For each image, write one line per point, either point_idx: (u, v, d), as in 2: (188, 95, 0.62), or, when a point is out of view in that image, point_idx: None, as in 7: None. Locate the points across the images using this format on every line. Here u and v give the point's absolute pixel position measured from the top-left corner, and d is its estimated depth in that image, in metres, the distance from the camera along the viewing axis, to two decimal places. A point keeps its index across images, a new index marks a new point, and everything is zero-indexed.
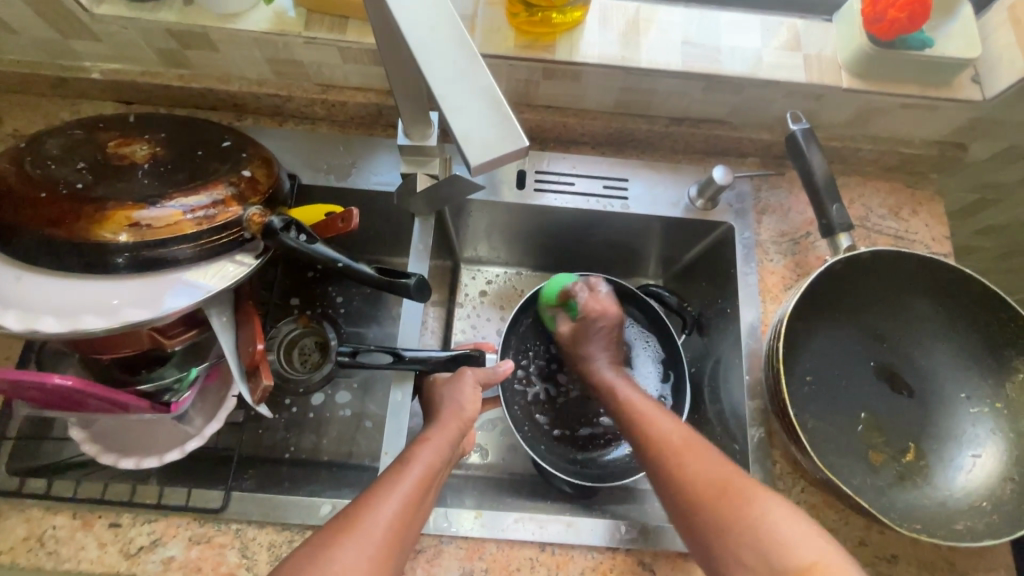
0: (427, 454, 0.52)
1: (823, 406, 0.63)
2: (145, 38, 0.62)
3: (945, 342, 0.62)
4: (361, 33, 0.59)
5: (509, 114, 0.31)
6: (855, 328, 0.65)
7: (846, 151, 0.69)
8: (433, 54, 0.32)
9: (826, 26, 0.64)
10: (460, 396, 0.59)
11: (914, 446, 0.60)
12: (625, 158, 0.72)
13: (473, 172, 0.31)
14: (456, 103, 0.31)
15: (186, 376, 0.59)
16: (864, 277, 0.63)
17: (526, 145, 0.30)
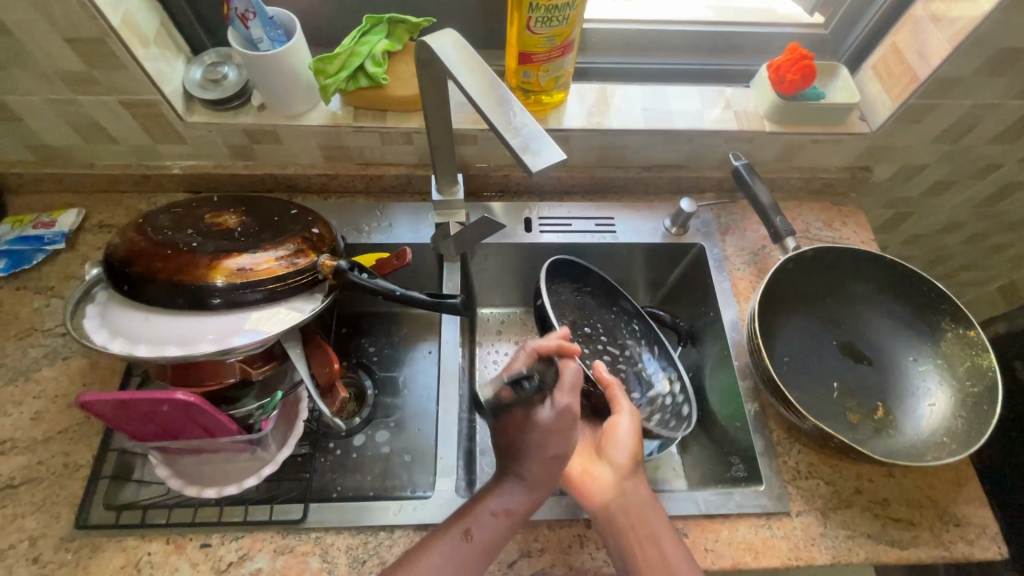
0: (501, 501, 0.57)
1: (802, 381, 0.75)
2: (223, 138, 0.77)
3: (887, 317, 0.77)
4: (398, 121, 0.77)
5: (547, 141, 0.45)
6: (815, 315, 0.79)
7: (780, 180, 0.88)
8: (495, 113, 0.46)
9: (746, 90, 0.84)
10: (547, 430, 0.58)
11: (884, 402, 0.73)
12: (609, 202, 0.89)
13: (531, 176, 0.43)
14: (514, 135, 0.45)
15: (270, 401, 0.68)
16: (814, 272, 0.78)
17: (566, 154, 0.43)
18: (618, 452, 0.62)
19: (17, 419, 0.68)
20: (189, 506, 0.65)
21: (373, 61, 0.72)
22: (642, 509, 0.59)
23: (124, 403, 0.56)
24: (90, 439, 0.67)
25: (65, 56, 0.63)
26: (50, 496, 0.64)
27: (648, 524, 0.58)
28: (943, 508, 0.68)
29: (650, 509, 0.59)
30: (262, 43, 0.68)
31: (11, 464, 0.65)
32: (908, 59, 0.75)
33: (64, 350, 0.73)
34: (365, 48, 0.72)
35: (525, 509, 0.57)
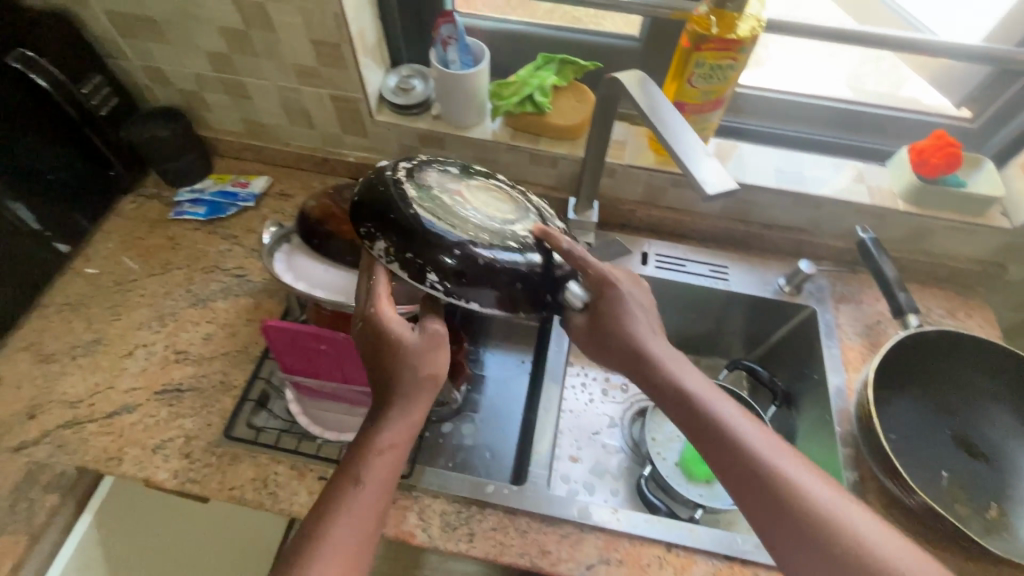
0: (389, 435, 0.52)
1: (910, 462, 0.73)
2: (399, 137, 0.90)
3: (1012, 416, 0.74)
4: (549, 146, 0.86)
5: (722, 174, 0.51)
6: (931, 398, 0.77)
7: (905, 260, 0.88)
8: (676, 144, 0.54)
9: (882, 169, 0.87)
10: (424, 352, 0.55)
11: (1000, 503, 0.70)
12: (725, 252, 0.92)
13: (704, 193, 0.48)
14: (693, 161, 0.51)
15: None
16: (940, 357, 0.77)
17: (740, 184, 0.49)
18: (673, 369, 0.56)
19: (192, 336, 0.80)
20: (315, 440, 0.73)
21: (541, 92, 0.82)
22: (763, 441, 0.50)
23: (292, 331, 0.65)
24: (244, 365, 0.78)
25: (305, 53, 0.78)
26: (207, 405, 0.74)
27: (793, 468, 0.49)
28: None
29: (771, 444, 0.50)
30: (454, 65, 0.81)
31: (182, 371, 0.77)
32: None
33: (237, 288, 0.85)
34: (536, 80, 0.83)
35: (403, 435, 0.53)
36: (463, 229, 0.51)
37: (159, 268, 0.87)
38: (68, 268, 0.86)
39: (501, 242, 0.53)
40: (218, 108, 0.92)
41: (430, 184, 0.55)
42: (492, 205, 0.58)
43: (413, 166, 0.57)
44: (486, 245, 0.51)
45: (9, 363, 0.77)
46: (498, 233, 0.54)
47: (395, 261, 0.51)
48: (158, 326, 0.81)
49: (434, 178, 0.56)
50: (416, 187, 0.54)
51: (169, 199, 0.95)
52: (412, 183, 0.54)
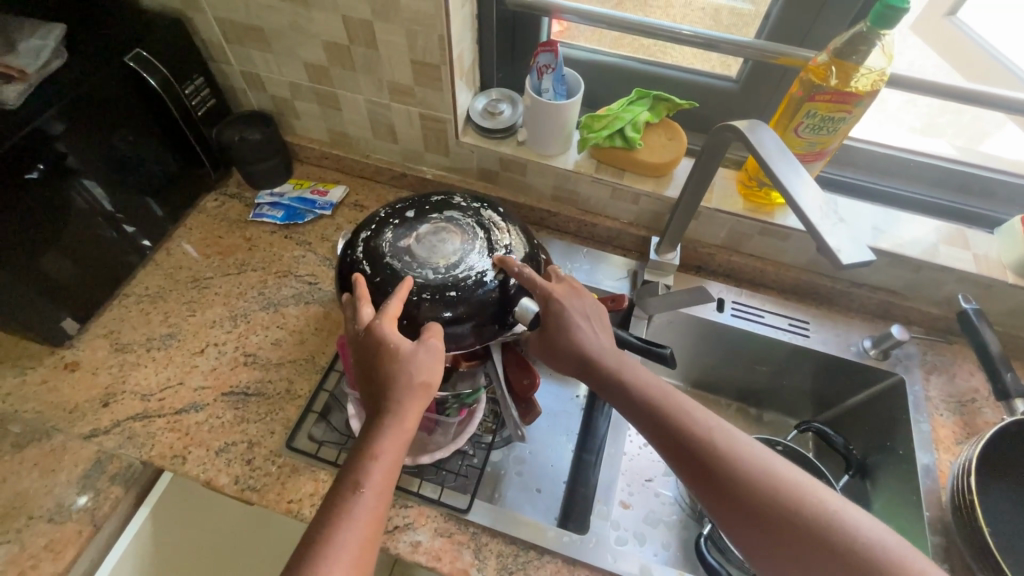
0: (385, 444, 0.54)
1: (1013, 561, 0.67)
2: (480, 159, 0.90)
3: None
4: (634, 181, 0.84)
5: (858, 241, 0.50)
6: None
7: (1005, 335, 0.82)
8: (801, 203, 0.52)
9: (989, 236, 0.81)
10: (418, 362, 0.57)
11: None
12: (806, 306, 0.88)
13: (840, 265, 0.48)
14: (824, 228, 0.50)
15: (467, 394, 0.72)
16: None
17: (877, 257, 0.48)
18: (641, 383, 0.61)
19: (262, 339, 0.81)
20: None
21: (632, 127, 0.81)
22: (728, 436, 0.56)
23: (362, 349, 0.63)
24: (310, 375, 0.78)
25: (403, 72, 0.79)
26: (271, 411, 0.74)
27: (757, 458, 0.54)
28: None
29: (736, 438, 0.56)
30: (546, 93, 0.81)
31: (249, 374, 0.77)
32: None
33: (307, 295, 0.86)
34: (629, 115, 0.81)
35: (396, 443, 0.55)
36: (420, 296, 0.64)
37: (235, 267, 0.88)
38: (149, 260, 0.88)
39: (454, 297, 0.64)
40: (307, 116, 0.94)
41: (388, 254, 0.67)
42: (455, 249, 0.67)
43: (380, 234, 0.69)
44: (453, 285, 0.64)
45: (88, 349, 0.79)
46: (450, 288, 0.64)
47: None
48: (229, 326, 0.82)
49: (401, 241, 0.68)
50: (373, 260, 0.67)
51: (249, 200, 0.97)
52: (368, 258, 0.67)
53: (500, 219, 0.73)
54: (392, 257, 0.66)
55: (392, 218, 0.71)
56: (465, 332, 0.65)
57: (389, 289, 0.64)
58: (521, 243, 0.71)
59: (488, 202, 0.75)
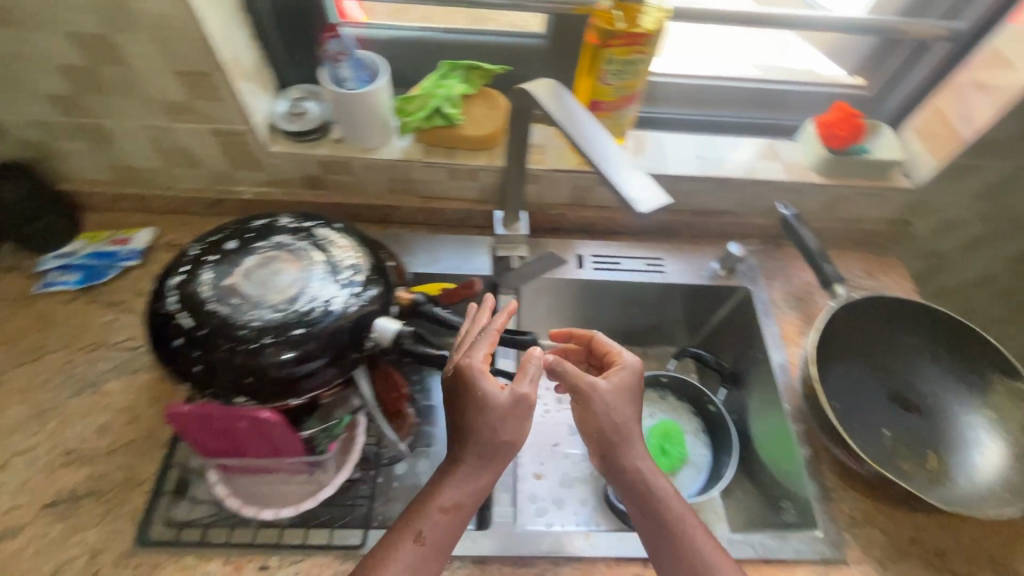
0: (455, 496, 0.55)
1: (855, 424, 0.76)
2: (298, 167, 0.81)
3: (934, 366, 0.79)
4: (467, 158, 0.81)
5: (654, 186, 0.49)
6: (865, 362, 0.80)
7: (822, 229, 0.92)
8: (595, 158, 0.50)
9: (793, 144, 0.88)
10: (504, 414, 0.56)
11: (942, 453, 0.73)
12: (658, 243, 0.92)
13: (638, 214, 0.47)
14: (619, 180, 0.49)
15: (337, 424, 0.68)
16: (861, 322, 0.81)
17: (671, 200, 0.47)
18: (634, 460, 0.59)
19: (83, 430, 0.69)
20: (275, 526, 0.65)
21: (450, 103, 0.77)
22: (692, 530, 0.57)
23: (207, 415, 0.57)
24: (153, 454, 0.68)
25: (171, 87, 0.68)
26: (112, 509, 0.64)
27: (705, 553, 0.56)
28: (1001, 563, 0.68)
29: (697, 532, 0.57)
30: (348, 82, 0.74)
31: (75, 475, 0.66)
32: (952, 122, 0.79)
33: (131, 364, 0.74)
34: (443, 91, 0.77)
35: (473, 497, 0.56)
36: (260, 340, 0.56)
37: (29, 354, 0.74)
38: None
39: (301, 333, 0.57)
40: (76, 157, 0.79)
41: (210, 299, 0.58)
42: (293, 279, 0.60)
43: (197, 276, 0.60)
44: (298, 321, 0.58)
45: None
46: (295, 324, 0.58)
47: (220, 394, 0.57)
48: (36, 425, 0.69)
49: (224, 280, 0.59)
50: (192, 309, 0.57)
51: (31, 270, 0.81)
52: (187, 308, 0.58)
53: (338, 236, 0.67)
54: (217, 301, 0.58)
55: (209, 257, 0.62)
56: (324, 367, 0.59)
57: (220, 340, 0.56)
58: (366, 258, 0.66)
59: (320, 219, 0.69)
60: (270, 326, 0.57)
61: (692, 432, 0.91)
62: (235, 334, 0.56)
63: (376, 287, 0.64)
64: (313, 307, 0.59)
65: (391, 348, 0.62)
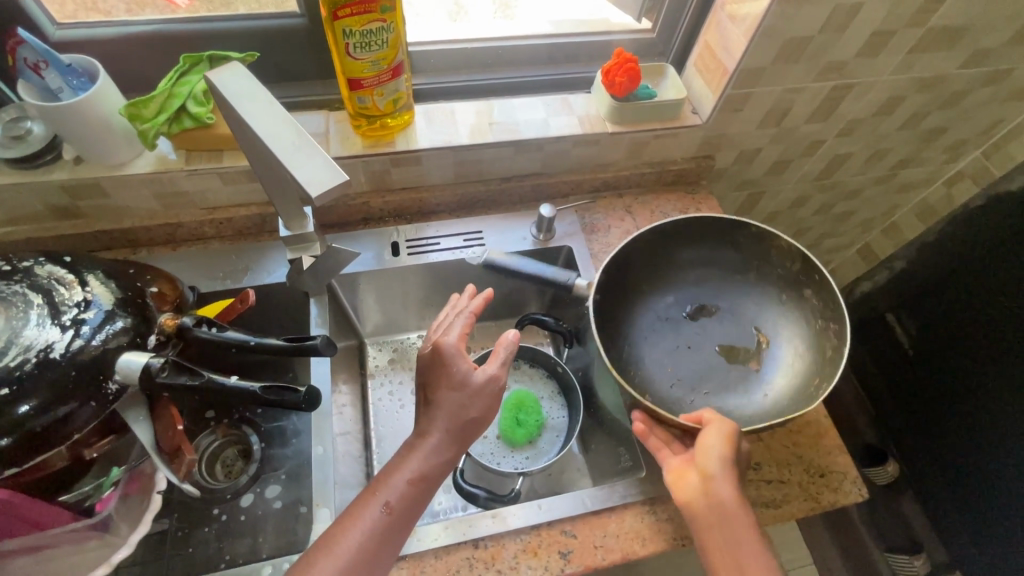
0: (417, 468, 0.58)
1: (681, 389, 0.77)
2: (38, 198, 0.71)
3: (719, 277, 0.82)
4: (236, 159, 0.74)
5: (330, 163, 0.44)
6: (661, 292, 0.82)
7: (634, 176, 0.93)
8: (277, 144, 0.45)
9: (588, 96, 0.88)
10: (474, 392, 0.59)
11: (770, 343, 0.78)
12: (477, 216, 0.89)
13: (311, 199, 0.42)
14: (298, 165, 0.44)
15: (107, 478, 0.63)
16: (629, 291, 0.81)
17: (345, 177, 0.43)
18: (722, 492, 0.59)
19: None
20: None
21: (195, 102, 0.70)
22: (734, 539, 0.58)
23: None
24: None
25: None
26: None
27: (745, 559, 0.57)
28: (809, 462, 0.73)
29: (749, 547, 0.58)
30: (63, 93, 0.63)
31: None
32: (718, 55, 0.81)
33: None
34: (184, 88, 0.69)
35: (441, 470, 0.59)
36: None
37: None
38: None
39: (5, 393, 0.49)
40: None
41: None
42: None
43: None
44: (3, 381, 0.50)
45: None
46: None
47: None
48: None
49: None
50: None
51: None
52: None
53: (67, 271, 0.58)
54: None
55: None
56: (51, 424, 0.51)
57: None
58: (106, 290, 0.58)
59: (46, 254, 0.60)
60: None
61: (548, 396, 0.92)
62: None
63: (118, 321, 0.56)
64: (25, 359, 0.51)
65: (143, 384, 0.55)
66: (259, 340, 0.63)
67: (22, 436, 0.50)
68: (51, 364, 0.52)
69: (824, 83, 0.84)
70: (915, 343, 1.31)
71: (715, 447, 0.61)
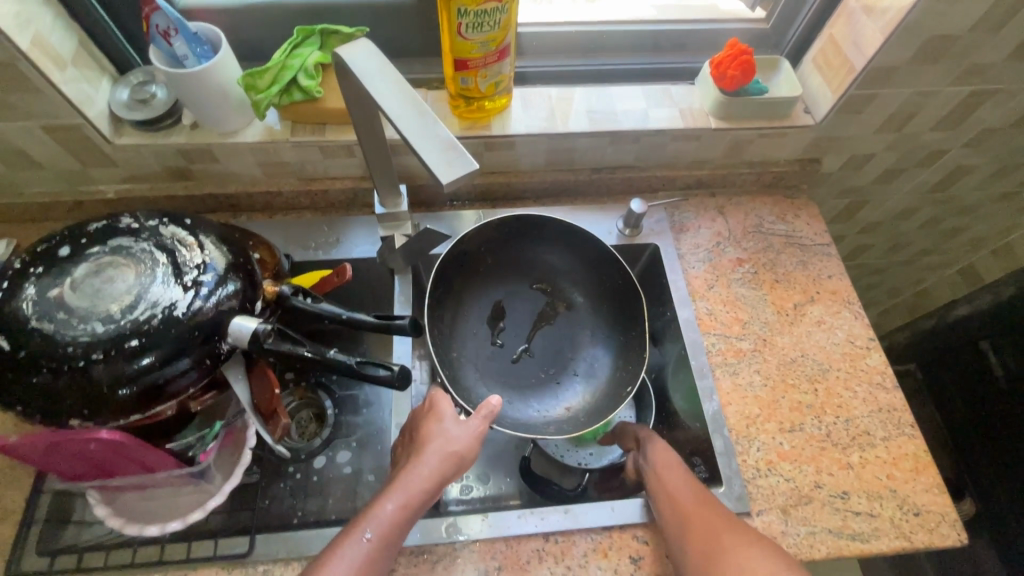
0: (395, 497, 0.56)
1: (537, 392, 0.76)
2: (157, 159, 0.75)
3: (447, 315, 0.77)
4: (338, 133, 0.75)
5: (459, 147, 0.44)
6: (463, 331, 0.78)
7: (730, 175, 0.88)
8: (407, 125, 0.45)
9: (691, 87, 0.84)
10: (454, 438, 0.60)
11: (568, 306, 0.81)
12: (562, 206, 0.88)
13: (444, 185, 0.42)
14: (427, 146, 0.44)
15: (210, 430, 0.67)
16: (442, 335, 0.76)
17: (476, 164, 0.42)
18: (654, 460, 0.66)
19: None
20: (155, 544, 0.66)
21: (305, 74, 0.71)
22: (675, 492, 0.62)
23: (35, 453, 0.53)
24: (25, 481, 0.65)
25: None
26: None
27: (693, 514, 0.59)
28: (903, 498, 0.68)
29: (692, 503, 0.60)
30: (187, 60, 0.66)
31: None
32: (845, 50, 0.75)
33: None
34: (297, 61, 0.71)
35: (420, 503, 0.57)
36: (89, 357, 0.52)
37: None
38: None
39: (135, 344, 0.53)
40: None
41: (32, 317, 0.53)
42: (129, 285, 0.56)
43: (17, 292, 0.55)
44: (134, 333, 0.53)
45: None
46: (128, 335, 0.53)
47: (64, 419, 0.53)
48: None
49: (51, 293, 0.55)
50: (12, 330, 0.53)
51: None
52: (6, 329, 0.53)
53: (187, 233, 0.61)
54: (42, 321, 0.53)
55: (34, 269, 0.56)
56: (170, 377, 0.55)
57: (46, 364, 0.52)
58: (221, 254, 0.60)
59: (169, 215, 0.63)
60: (103, 342, 0.53)
61: None
62: (59, 353, 0.52)
63: (230, 284, 0.59)
64: (152, 314, 0.54)
65: (252, 348, 0.57)
66: (354, 314, 0.64)
67: (144, 386, 0.54)
68: (175, 321, 0.55)
69: (962, 87, 0.76)
70: (1010, 377, 1.19)
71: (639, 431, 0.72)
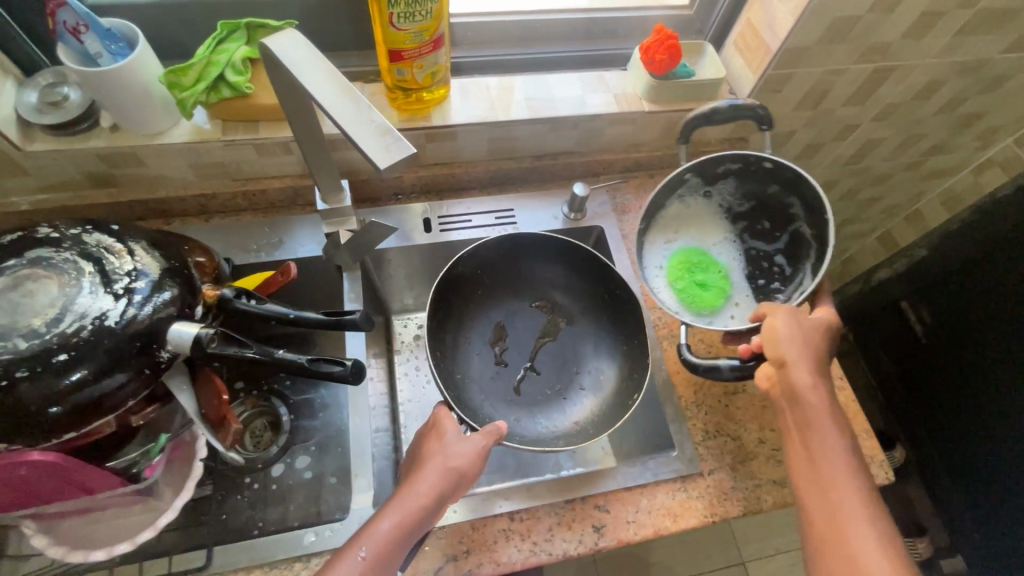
0: (370, 544, 0.52)
1: (541, 410, 0.74)
2: (74, 165, 0.70)
3: (450, 335, 0.75)
4: (273, 130, 0.73)
5: (395, 133, 0.44)
6: (465, 353, 0.76)
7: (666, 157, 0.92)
8: (341, 112, 0.45)
9: (624, 73, 0.87)
10: (447, 464, 0.57)
11: (567, 321, 0.79)
12: (508, 195, 0.89)
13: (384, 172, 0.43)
14: (364, 133, 0.44)
15: (154, 445, 0.63)
16: (446, 356, 0.73)
17: (413, 149, 0.43)
18: (802, 380, 0.60)
19: None
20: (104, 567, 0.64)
21: (233, 70, 0.69)
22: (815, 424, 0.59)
23: None
24: None
25: None
26: None
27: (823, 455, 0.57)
28: None
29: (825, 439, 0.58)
30: (101, 58, 0.62)
31: None
32: (762, 33, 0.79)
33: None
34: (222, 56, 0.68)
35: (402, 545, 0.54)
36: (12, 375, 0.49)
37: None
38: None
39: (64, 359, 0.50)
40: None
41: None
42: (52, 297, 0.52)
43: None
44: (64, 347, 0.50)
45: None
46: (56, 349, 0.50)
47: None
48: None
49: None
50: None
51: None
52: None
53: (114, 240, 0.58)
54: None
55: None
56: (106, 391, 0.52)
57: None
58: (154, 260, 0.58)
59: (93, 222, 0.60)
60: (27, 360, 0.49)
61: None
62: None
63: (166, 291, 0.56)
64: (82, 325, 0.52)
65: (195, 355, 0.55)
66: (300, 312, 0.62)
67: (77, 403, 0.50)
68: (108, 331, 0.52)
69: (867, 65, 0.82)
70: (929, 330, 1.30)
71: (796, 326, 0.63)
